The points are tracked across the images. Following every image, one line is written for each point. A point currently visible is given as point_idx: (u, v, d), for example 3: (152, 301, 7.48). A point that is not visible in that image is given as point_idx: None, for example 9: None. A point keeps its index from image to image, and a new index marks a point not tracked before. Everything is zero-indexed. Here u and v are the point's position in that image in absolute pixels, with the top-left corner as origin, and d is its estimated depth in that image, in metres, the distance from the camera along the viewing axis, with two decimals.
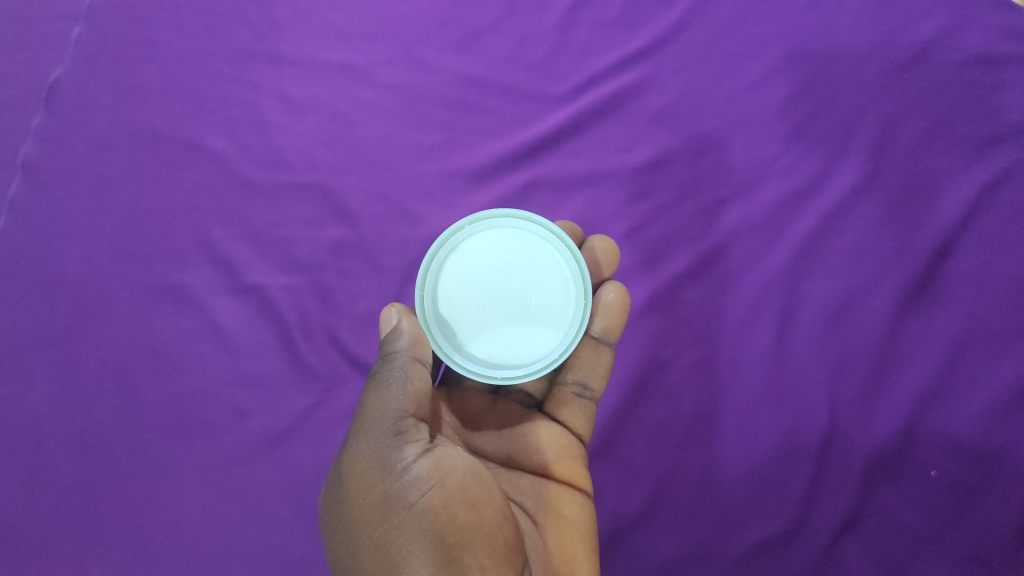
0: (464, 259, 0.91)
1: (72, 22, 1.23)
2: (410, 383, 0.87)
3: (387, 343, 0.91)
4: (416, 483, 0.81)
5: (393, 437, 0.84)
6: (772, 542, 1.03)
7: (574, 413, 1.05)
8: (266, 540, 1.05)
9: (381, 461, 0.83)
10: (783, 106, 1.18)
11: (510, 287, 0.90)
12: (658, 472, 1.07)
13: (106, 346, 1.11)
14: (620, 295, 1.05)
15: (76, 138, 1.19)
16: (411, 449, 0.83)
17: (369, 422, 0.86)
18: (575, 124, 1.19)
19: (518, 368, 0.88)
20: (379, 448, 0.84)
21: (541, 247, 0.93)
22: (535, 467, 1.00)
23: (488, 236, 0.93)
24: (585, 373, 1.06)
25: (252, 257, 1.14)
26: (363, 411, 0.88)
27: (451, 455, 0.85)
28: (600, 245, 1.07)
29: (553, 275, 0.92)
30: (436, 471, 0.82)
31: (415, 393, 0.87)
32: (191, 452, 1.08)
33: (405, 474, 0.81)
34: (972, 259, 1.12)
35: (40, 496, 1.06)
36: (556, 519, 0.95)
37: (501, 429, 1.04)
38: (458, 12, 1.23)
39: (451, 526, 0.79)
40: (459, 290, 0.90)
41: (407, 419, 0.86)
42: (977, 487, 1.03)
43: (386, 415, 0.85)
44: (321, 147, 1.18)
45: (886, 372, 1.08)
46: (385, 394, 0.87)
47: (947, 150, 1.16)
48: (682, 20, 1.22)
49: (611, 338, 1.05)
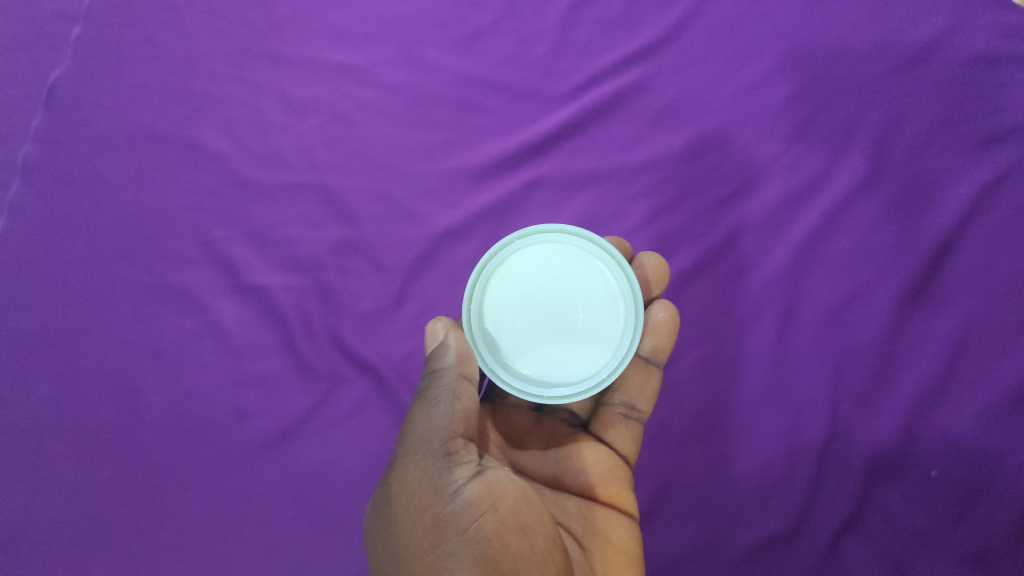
0: (511, 274, 0.91)
1: (71, 22, 1.23)
2: (458, 402, 0.88)
3: (434, 359, 0.92)
4: (468, 507, 0.81)
5: (443, 459, 0.85)
6: (773, 540, 1.03)
7: (621, 435, 1.05)
8: (267, 540, 1.04)
9: (432, 484, 0.83)
10: (783, 106, 1.18)
11: (558, 305, 0.90)
12: (661, 471, 1.08)
13: (108, 346, 1.11)
14: (670, 314, 1.05)
15: (76, 138, 1.19)
16: (461, 472, 0.84)
17: (419, 443, 0.87)
18: (577, 123, 1.19)
19: (565, 387, 0.88)
20: (429, 470, 0.84)
21: (590, 263, 0.92)
22: (580, 489, 1.00)
23: (536, 252, 0.92)
24: (633, 394, 1.06)
25: (253, 257, 1.14)
26: (412, 431, 0.89)
27: (501, 478, 0.85)
28: (651, 262, 1.06)
29: (602, 292, 0.91)
30: (487, 496, 0.82)
31: (463, 412, 0.89)
32: (192, 453, 1.08)
33: (457, 498, 0.81)
34: (972, 258, 1.12)
35: (41, 496, 1.05)
36: (603, 544, 0.95)
37: (546, 449, 1.04)
38: (459, 12, 1.23)
39: (505, 554, 0.79)
40: (506, 307, 0.90)
41: (456, 440, 0.87)
42: (978, 484, 1.04)
43: (435, 436, 0.86)
44: (322, 147, 1.18)
45: (887, 371, 1.08)
46: (434, 413, 0.88)
47: (947, 149, 1.16)
48: (683, 20, 1.22)
49: (660, 359, 1.06)
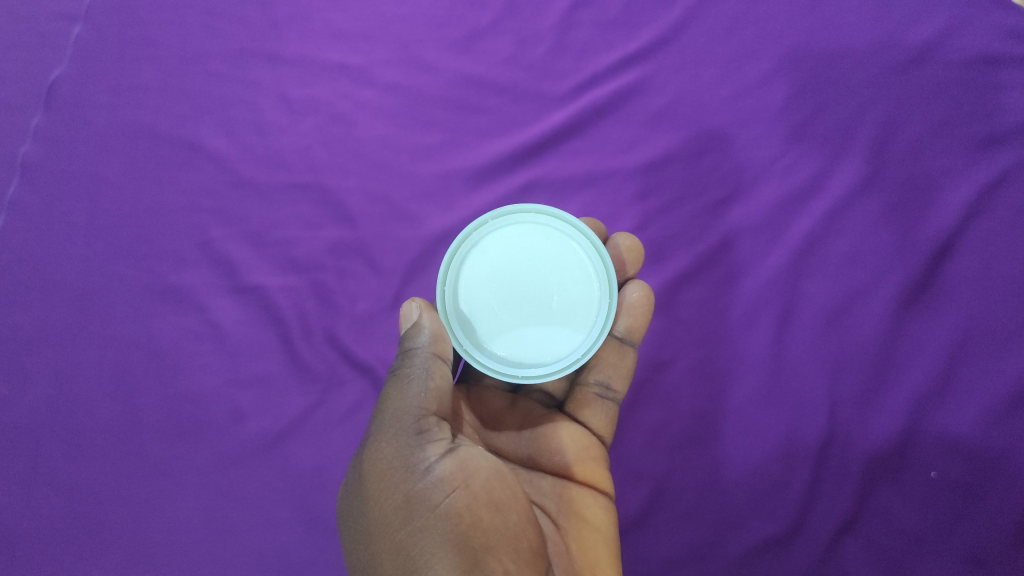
0: (486, 255, 0.91)
1: (72, 22, 1.23)
2: (431, 380, 0.87)
3: (407, 339, 0.90)
4: (439, 484, 0.81)
5: (414, 436, 0.84)
6: (771, 543, 1.03)
7: (596, 414, 1.05)
8: (264, 540, 1.05)
9: (403, 462, 0.83)
10: (782, 107, 1.18)
11: (532, 284, 0.90)
12: (658, 474, 1.07)
13: (107, 346, 1.11)
14: (644, 295, 1.05)
15: (75, 137, 1.19)
16: (433, 449, 0.83)
17: (390, 420, 0.86)
18: (575, 124, 1.19)
19: (540, 368, 0.88)
20: (400, 447, 0.84)
21: (564, 244, 0.92)
22: (556, 469, 1.00)
23: (511, 232, 0.93)
24: (608, 373, 1.06)
25: (251, 258, 1.14)
26: (384, 409, 0.88)
27: (474, 456, 0.85)
28: (625, 243, 1.07)
29: (576, 272, 0.91)
30: (459, 473, 0.82)
31: (436, 390, 0.87)
32: (190, 452, 1.08)
33: (428, 474, 0.81)
34: (972, 260, 1.12)
35: (39, 495, 1.06)
36: (577, 522, 0.96)
37: (522, 430, 1.04)
38: (458, 12, 1.23)
39: (476, 530, 0.79)
40: (480, 287, 0.90)
41: (428, 417, 0.86)
42: (978, 488, 1.03)
43: (407, 413, 0.85)
44: (321, 147, 1.18)
45: (885, 373, 1.08)
46: (406, 391, 0.87)
47: (947, 150, 1.15)
48: (682, 21, 1.21)
49: (634, 339, 1.05)
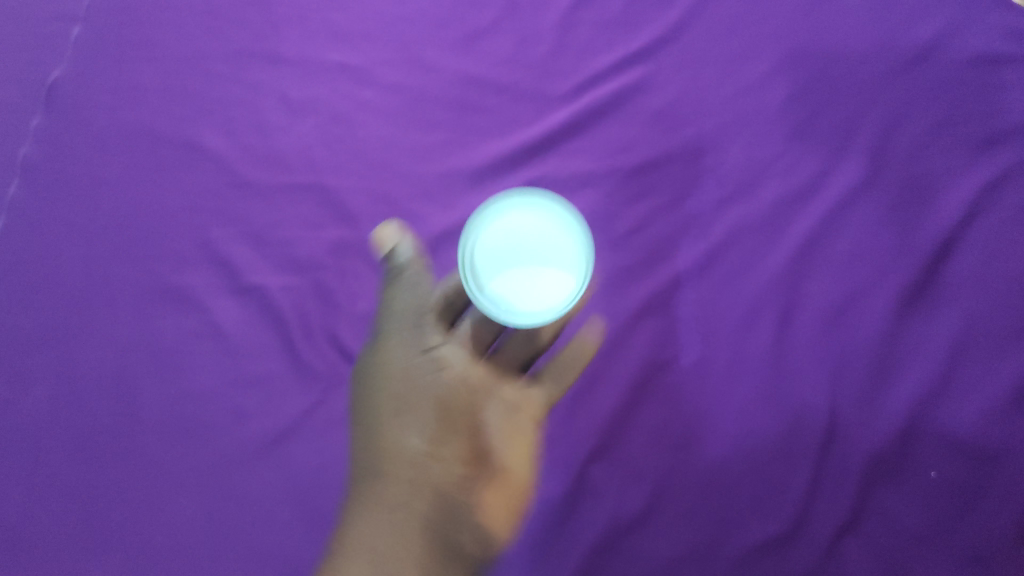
0: (513, 204, 0.92)
1: (71, 23, 1.23)
2: (421, 283, 1.04)
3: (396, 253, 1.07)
4: (430, 360, 0.99)
5: (413, 324, 1.02)
6: (771, 542, 1.03)
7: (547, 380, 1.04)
8: (266, 540, 1.04)
9: (402, 341, 1.00)
10: (782, 107, 1.18)
11: (531, 243, 0.89)
12: (659, 473, 1.06)
13: (107, 347, 1.11)
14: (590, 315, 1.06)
15: (74, 137, 1.19)
16: (429, 337, 1.00)
17: (391, 308, 1.04)
18: (576, 123, 1.19)
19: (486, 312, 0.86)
20: (401, 333, 1.01)
21: (573, 229, 0.91)
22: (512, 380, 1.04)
23: (545, 200, 0.93)
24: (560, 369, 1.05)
25: (252, 258, 1.14)
26: (385, 297, 1.05)
27: (454, 355, 1.00)
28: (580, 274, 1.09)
29: (569, 255, 0.90)
30: (443, 360, 0.98)
31: (424, 295, 1.03)
32: (191, 453, 1.08)
33: (422, 354, 1.00)
34: (972, 259, 1.12)
35: (40, 496, 1.06)
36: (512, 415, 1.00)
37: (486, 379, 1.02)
38: (458, 11, 1.23)
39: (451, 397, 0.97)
40: (494, 227, 0.91)
41: (423, 314, 1.02)
42: (977, 486, 1.04)
43: (406, 302, 1.02)
44: (321, 148, 1.18)
45: (886, 372, 1.08)
46: (402, 275, 1.04)
47: (948, 150, 1.15)
48: (682, 20, 1.22)
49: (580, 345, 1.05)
